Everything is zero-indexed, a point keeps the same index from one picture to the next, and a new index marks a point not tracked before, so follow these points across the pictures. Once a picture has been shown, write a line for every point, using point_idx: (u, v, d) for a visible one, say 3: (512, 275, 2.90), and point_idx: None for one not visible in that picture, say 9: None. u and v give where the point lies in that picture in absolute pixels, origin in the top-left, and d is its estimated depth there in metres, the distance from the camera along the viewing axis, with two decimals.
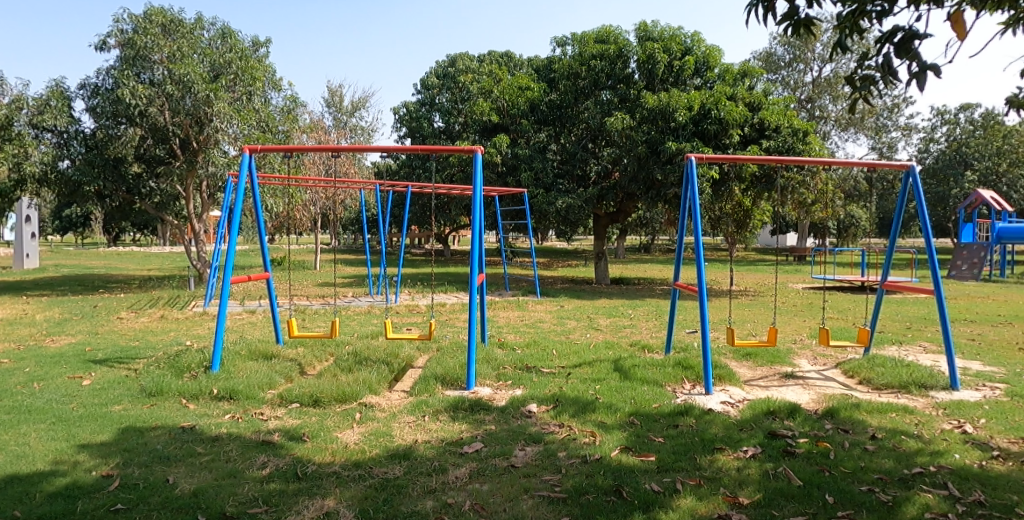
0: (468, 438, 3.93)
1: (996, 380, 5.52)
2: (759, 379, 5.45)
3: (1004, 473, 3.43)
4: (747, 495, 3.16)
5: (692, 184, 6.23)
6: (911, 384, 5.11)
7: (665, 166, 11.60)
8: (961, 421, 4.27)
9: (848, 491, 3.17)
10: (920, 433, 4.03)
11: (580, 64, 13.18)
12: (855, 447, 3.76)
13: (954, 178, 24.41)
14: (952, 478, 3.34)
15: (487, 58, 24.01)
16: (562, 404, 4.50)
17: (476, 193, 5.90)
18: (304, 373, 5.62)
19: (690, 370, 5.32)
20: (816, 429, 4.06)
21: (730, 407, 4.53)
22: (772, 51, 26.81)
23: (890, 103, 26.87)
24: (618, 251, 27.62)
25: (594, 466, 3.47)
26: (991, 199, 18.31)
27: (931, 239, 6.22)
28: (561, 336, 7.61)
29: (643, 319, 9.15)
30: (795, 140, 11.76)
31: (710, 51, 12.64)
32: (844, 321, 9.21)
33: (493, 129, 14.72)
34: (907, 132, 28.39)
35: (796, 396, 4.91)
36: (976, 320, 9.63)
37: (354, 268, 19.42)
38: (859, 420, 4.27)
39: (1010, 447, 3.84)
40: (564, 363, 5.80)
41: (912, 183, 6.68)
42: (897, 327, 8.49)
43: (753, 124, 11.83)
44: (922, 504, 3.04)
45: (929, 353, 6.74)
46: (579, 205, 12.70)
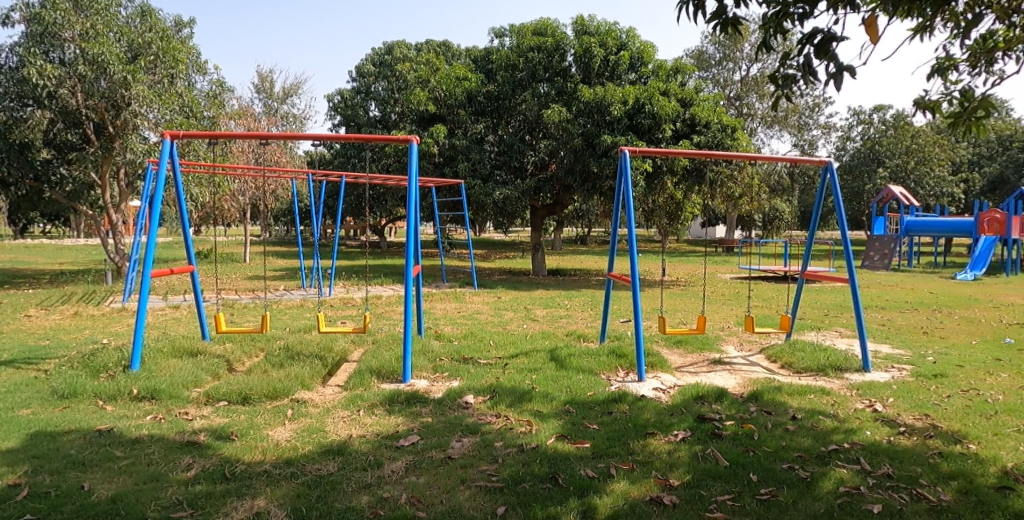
0: (404, 431, 3.89)
1: (902, 362, 5.93)
2: (688, 366, 5.65)
3: (909, 447, 3.68)
4: (677, 476, 3.27)
5: (626, 177, 6.30)
6: (828, 367, 5.42)
7: (600, 158, 11.78)
8: (872, 400, 4.56)
9: (771, 470, 3.32)
10: (836, 413, 4.27)
11: (518, 56, 13.23)
12: (777, 428, 3.95)
13: (868, 174, 25.95)
14: (863, 453, 3.56)
15: (425, 47, 23.79)
16: (499, 394, 4.52)
17: (412, 184, 5.72)
18: (232, 370, 5.42)
19: (623, 358, 5.44)
20: (741, 412, 4.23)
21: (662, 393, 4.68)
22: (703, 49, 27.73)
23: (811, 102, 28.30)
24: (554, 243, 28.12)
25: (530, 454, 3.51)
26: (900, 195, 19.62)
27: (845, 229, 6.55)
28: (497, 327, 7.66)
29: (578, 310, 9.31)
30: (724, 135, 12.18)
31: (645, 48, 12.91)
32: (768, 310, 9.63)
33: (430, 118, 14.63)
34: (826, 130, 29.84)
35: (723, 381, 5.10)
36: (887, 307, 10.29)
37: (287, 261, 18.91)
38: (781, 402, 4.48)
39: (915, 423, 4.12)
40: (501, 353, 5.83)
41: (831, 177, 6.99)
42: (815, 313, 8.98)
43: (685, 120, 12.22)
44: (837, 478, 3.23)
45: (845, 338, 7.17)
46: (516, 196, 12.74)
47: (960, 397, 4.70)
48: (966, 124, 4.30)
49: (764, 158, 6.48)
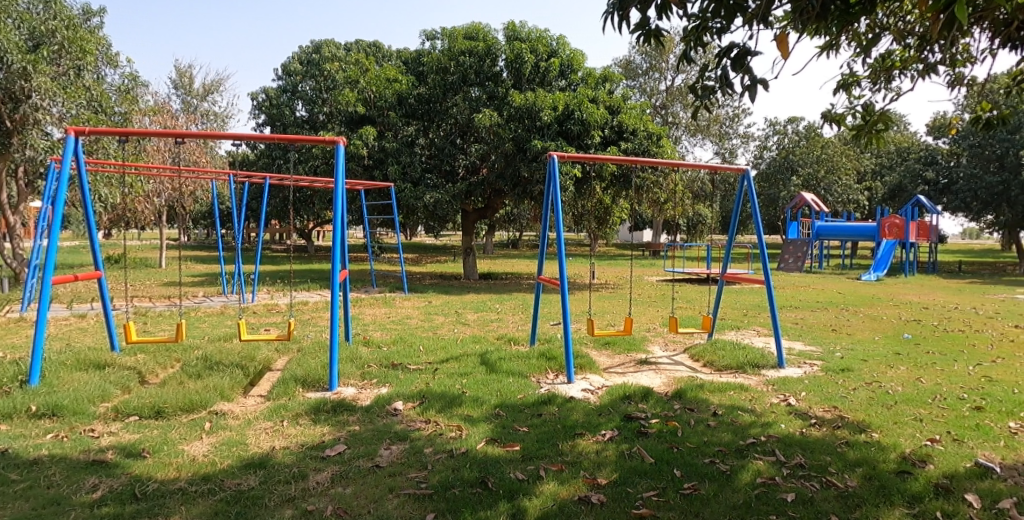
0: (330, 441, 3.78)
1: (814, 358, 6.28)
2: (616, 367, 5.77)
3: (819, 438, 3.90)
4: (605, 475, 3.33)
5: (555, 182, 6.39)
6: (746, 365, 5.67)
7: (530, 163, 11.91)
8: (786, 395, 4.80)
9: (693, 464, 3.44)
10: (753, 408, 4.47)
11: (449, 59, 13.17)
12: (699, 424, 4.09)
13: (783, 182, 27.40)
14: (779, 445, 3.74)
15: (355, 47, 23.34)
16: (429, 400, 4.48)
17: (339, 188, 5.58)
18: (144, 383, 5.12)
19: (553, 360, 5.50)
20: (666, 410, 4.36)
21: (591, 394, 4.76)
22: (631, 59, 28.48)
23: (732, 112, 29.60)
24: (486, 247, 28.16)
25: (460, 460, 3.49)
26: (812, 201, 20.83)
27: (761, 233, 6.89)
28: (428, 332, 7.59)
29: (509, 313, 9.35)
30: (650, 143, 12.57)
31: (574, 55, 13.17)
32: (691, 310, 9.99)
33: (359, 120, 14.34)
34: (745, 139, 31.27)
35: (649, 380, 5.25)
36: (800, 307, 10.89)
37: (206, 266, 18.07)
38: (702, 399, 4.65)
39: (825, 415, 4.37)
40: (431, 358, 5.78)
41: (748, 184, 7.34)
42: (735, 314, 9.38)
43: (613, 127, 12.52)
44: (754, 470, 3.38)
45: (762, 336, 7.53)
46: (448, 200, 12.68)
47: (865, 390, 5.03)
48: (867, 136, 4.65)
49: (686, 165, 6.72)
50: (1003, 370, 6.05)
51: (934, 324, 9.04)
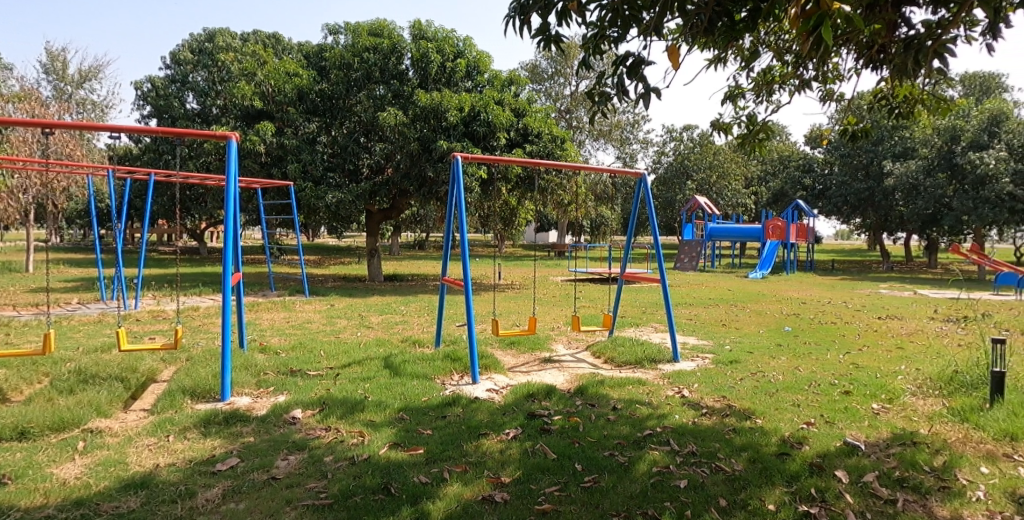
0: (222, 455, 3.58)
1: (705, 351, 6.66)
2: (521, 366, 5.85)
3: (709, 426, 4.13)
4: (508, 474, 3.36)
5: (459, 183, 6.40)
6: (644, 360, 5.92)
7: (436, 164, 11.84)
8: (680, 387, 5.05)
9: (593, 458, 3.54)
10: (650, 400, 4.67)
11: (353, 56, 12.84)
12: (600, 419, 4.22)
13: (679, 186, 28.80)
14: (673, 435, 3.93)
15: (252, 38, 22.25)
16: (329, 406, 4.34)
17: (232, 187, 5.30)
18: (5, 401, 4.62)
19: (458, 361, 5.48)
20: (568, 406, 4.47)
21: (495, 394, 4.79)
22: (537, 63, 28.95)
23: (632, 118, 30.77)
24: (391, 248, 27.69)
25: (362, 467, 3.41)
26: (704, 204, 22.03)
27: (658, 234, 7.20)
28: (330, 336, 7.36)
29: (415, 315, 9.24)
30: (554, 146, 12.85)
31: (481, 57, 13.21)
32: (594, 309, 10.30)
33: (256, 115, 13.62)
34: (645, 144, 32.60)
35: (553, 378, 5.36)
36: (694, 304, 11.49)
37: (82, 270, 16.59)
38: (603, 394, 4.80)
39: (715, 404, 4.64)
40: (332, 364, 5.61)
41: (646, 188, 7.66)
42: (635, 311, 9.77)
43: (518, 129, 12.69)
44: (650, 460, 3.53)
45: (659, 332, 7.89)
46: (350, 200, 12.34)
47: (750, 379, 5.38)
48: (751, 143, 5.00)
49: (587, 168, 6.93)
50: (868, 357, 6.68)
51: (811, 317, 9.84)
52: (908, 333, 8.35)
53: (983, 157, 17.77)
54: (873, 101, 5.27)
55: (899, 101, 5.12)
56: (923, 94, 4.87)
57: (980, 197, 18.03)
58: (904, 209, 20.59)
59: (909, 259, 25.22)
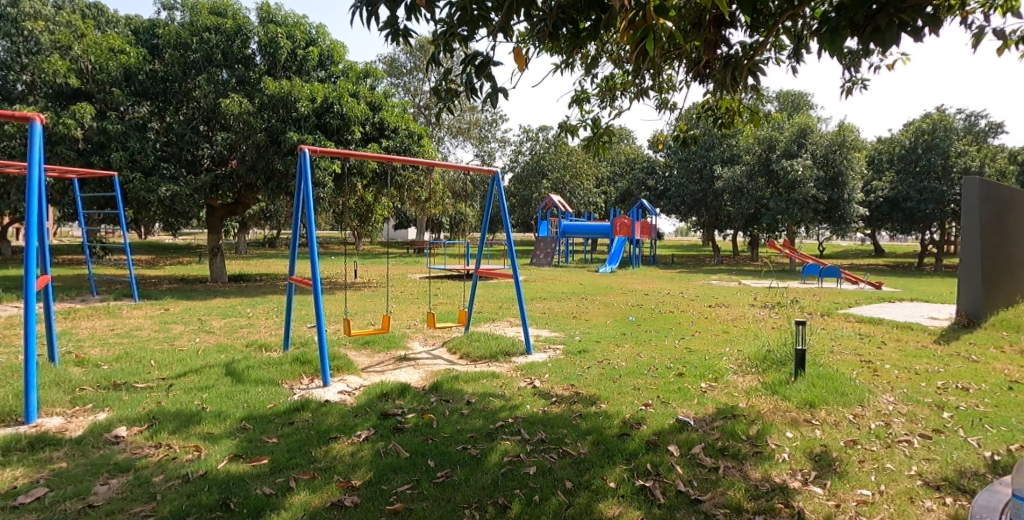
0: (25, 486, 3.15)
1: (557, 342, 6.97)
2: (375, 365, 5.74)
3: (558, 413, 4.33)
4: (359, 476, 3.29)
5: (308, 178, 6.12)
6: (499, 354, 6.07)
7: (285, 156, 11.23)
8: (532, 378, 5.24)
9: (446, 453, 3.58)
10: (504, 393, 4.80)
11: (190, 35, 11.74)
12: (454, 414, 4.26)
13: (535, 185, 29.79)
14: (524, 424, 4.07)
15: (68, 7, 19.65)
16: (161, 421, 3.98)
17: (41, 176, 4.62)
18: None
19: (308, 364, 5.26)
20: (422, 403, 4.46)
21: (347, 396, 4.66)
22: (396, 57, 28.45)
23: (491, 117, 31.27)
24: (238, 247, 25.88)
25: (198, 483, 3.17)
26: (559, 202, 22.94)
27: (511, 230, 7.39)
28: (163, 344, 6.73)
29: (262, 317, 8.72)
30: (411, 142, 12.74)
31: (335, 46, 12.77)
32: (451, 306, 10.37)
33: (72, 95, 11.96)
34: (502, 143, 33.24)
35: (408, 376, 5.32)
36: (548, 298, 11.96)
37: None
38: (458, 389, 4.86)
39: (564, 392, 4.87)
40: (165, 374, 5.14)
41: (499, 186, 7.83)
42: (491, 307, 9.98)
43: (373, 124, 12.39)
44: (502, 450, 3.64)
45: (514, 326, 8.12)
46: (187, 194, 11.34)
47: (597, 367, 5.72)
48: (596, 145, 5.30)
49: (442, 165, 6.90)
50: (699, 341, 7.38)
51: (652, 307, 10.66)
52: (732, 319, 9.32)
53: (794, 164, 20.28)
54: (701, 111, 5.80)
55: (723, 112, 5.67)
56: (742, 107, 5.46)
57: (791, 199, 20.57)
58: (731, 208, 22.85)
59: (735, 253, 28.06)
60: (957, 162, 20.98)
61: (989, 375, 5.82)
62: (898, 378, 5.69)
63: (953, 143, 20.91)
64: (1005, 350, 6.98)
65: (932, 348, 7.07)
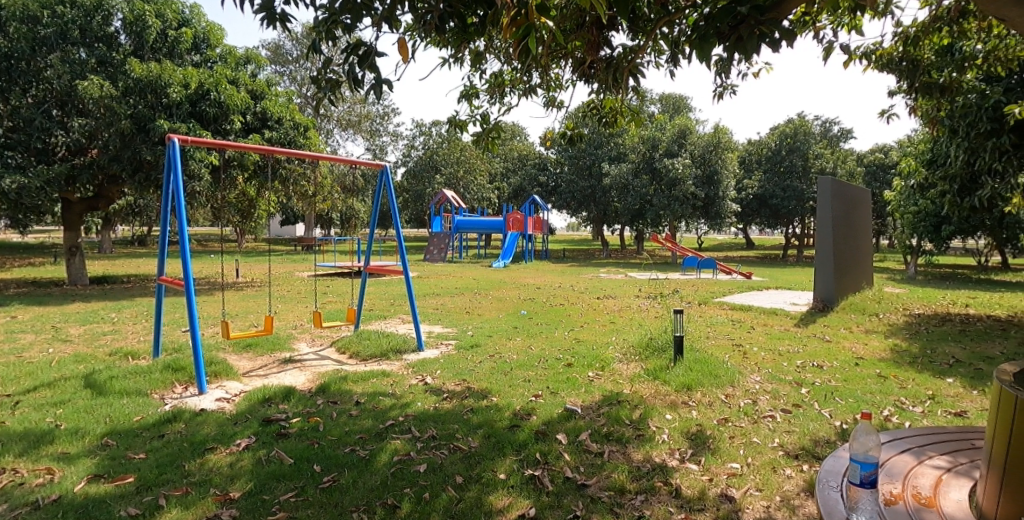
0: None
1: (449, 338, 6.96)
2: (257, 369, 5.45)
3: (449, 409, 4.33)
4: (238, 488, 3.13)
5: (177, 170, 5.68)
6: (389, 352, 5.97)
7: (155, 146, 10.38)
8: (424, 375, 5.20)
9: (333, 456, 3.48)
10: (394, 391, 4.73)
11: (40, 7, 10.51)
12: (341, 415, 4.15)
13: (428, 180, 29.82)
14: (414, 422, 4.03)
15: None
16: (4, 443, 3.57)
17: None
18: None
19: (181, 371, 4.91)
20: (308, 406, 4.30)
21: (226, 404, 4.39)
22: (280, 44, 27.17)
23: (382, 110, 30.62)
24: (101, 246, 23.66)
25: (49, 510, 2.88)
26: (452, 198, 22.87)
27: (400, 225, 7.27)
28: (9, 356, 6.03)
29: (129, 322, 8.03)
30: (297, 133, 12.43)
31: (212, 29, 11.97)
32: (340, 304, 10.08)
33: None
34: (394, 138, 32.64)
35: (293, 379, 5.11)
36: (441, 293, 11.92)
37: None
38: (346, 390, 4.72)
39: (456, 388, 4.87)
40: (10, 389, 4.60)
41: (387, 180, 7.67)
42: (382, 304, 9.80)
43: (255, 113, 11.74)
44: (391, 450, 3.58)
45: (405, 323, 8.02)
46: (37, 186, 10.12)
47: (488, 361, 5.78)
48: (485, 141, 5.35)
49: (327, 158, 6.64)
50: (587, 332, 7.64)
51: (543, 300, 10.90)
52: (618, 310, 9.73)
53: (674, 163, 21.50)
54: (586, 110, 6.00)
55: (606, 112, 5.89)
56: (625, 107, 5.69)
57: (672, 195, 21.78)
58: (618, 204, 23.80)
59: (622, 247, 29.29)
60: (815, 163, 22.97)
61: (839, 353, 6.47)
62: (764, 359, 6.19)
63: (811, 147, 22.97)
64: (852, 331, 7.80)
65: (792, 331, 7.75)
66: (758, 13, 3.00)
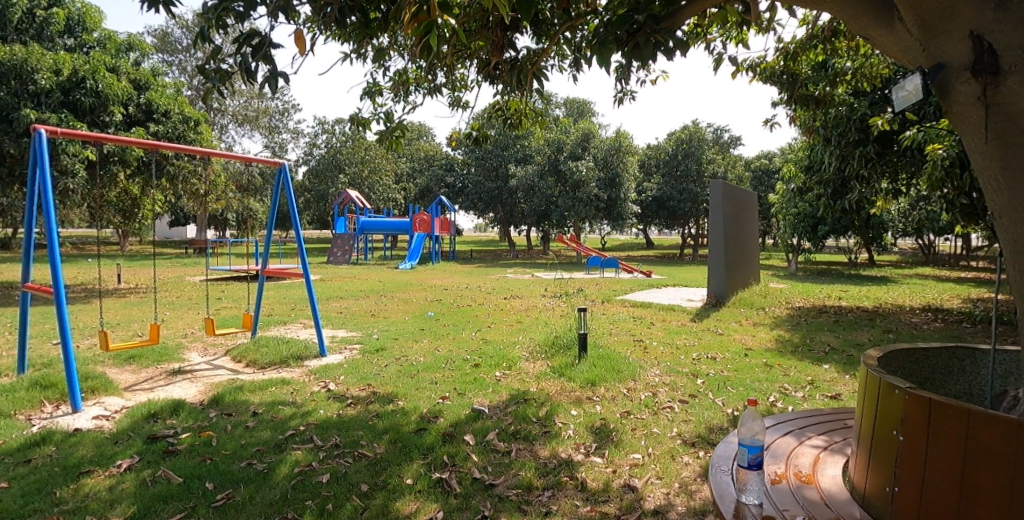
0: None
1: (353, 342, 6.77)
2: (141, 383, 5.05)
3: (354, 416, 4.21)
4: (119, 513, 2.88)
5: (44, 164, 5.15)
6: (289, 358, 5.73)
7: (20, 139, 9.39)
8: (326, 381, 5.02)
9: (228, 472, 3.29)
10: (294, 400, 4.54)
11: None
12: (237, 428, 3.93)
13: (331, 179, 28.82)
14: (316, 431, 3.88)
15: None
16: None
17: None
18: None
19: (52, 388, 4.47)
20: (200, 420, 4.04)
21: (105, 421, 4.05)
22: (169, 31, 25.45)
23: (281, 106, 29.36)
24: None
25: None
26: (357, 198, 22.30)
27: (300, 226, 6.98)
28: None
29: None
30: (186, 128, 11.58)
31: (88, 11, 10.98)
32: (236, 310, 9.56)
33: None
34: (295, 135, 31.39)
35: (182, 392, 4.78)
36: (346, 296, 11.58)
37: None
38: (242, 401, 4.48)
39: (360, 393, 4.75)
40: None
41: (286, 179, 7.34)
42: (282, 309, 9.39)
43: (138, 105, 10.91)
44: (292, 461, 3.43)
45: (307, 328, 7.72)
46: None
47: (394, 364, 5.67)
48: (389, 140, 5.24)
49: (220, 154, 6.26)
50: (494, 332, 7.68)
51: (450, 301, 10.86)
52: (525, 310, 9.86)
53: (578, 166, 22.09)
54: (492, 111, 6.02)
55: (511, 113, 5.93)
56: (529, 109, 5.77)
57: (577, 197, 22.37)
58: (524, 205, 24.12)
59: (529, 248, 29.74)
60: (707, 168, 24.35)
61: (730, 345, 6.89)
62: (663, 353, 6.48)
63: (704, 152, 24.33)
64: (742, 324, 8.32)
65: (689, 326, 8.16)
66: (653, 22, 3.11)
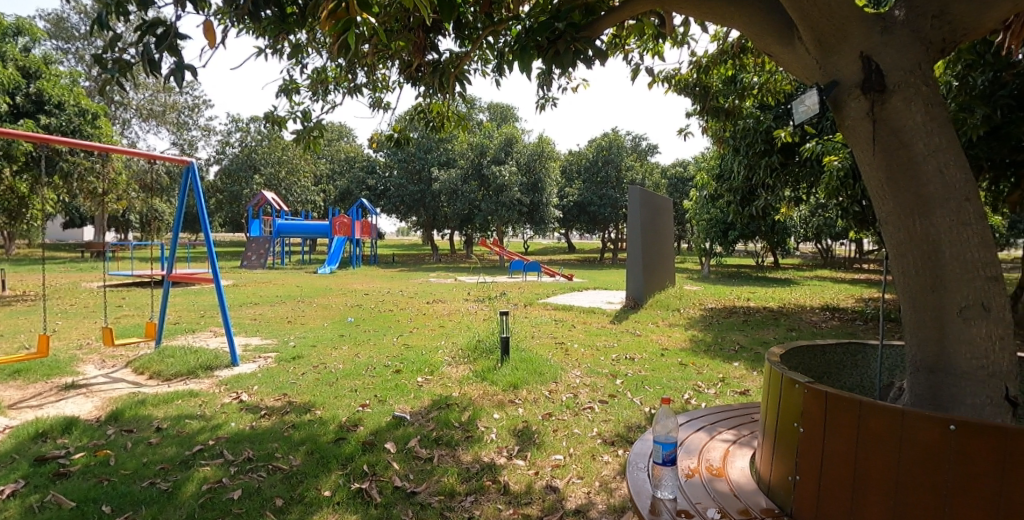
0: None
1: (268, 350, 6.51)
2: (27, 399, 4.64)
3: (268, 427, 4.04)
4: None
5: None
6: (198, 369, 5.43)
7: None
8: (238, 392, 4.80)
9: (128, 493, 3.07)
10: (203, 412, 4.30)
11: None
12: (138, 445, 3.67)
13: (245, 180, 27.60)
14: (227, 445, 3.70)
15: None
16: None
17: None
18: None
19: None
20: (96, 438, 3.76)
21: None
22: (64, 17, 23.65)
23: (191, 101, 27.88)
24: None
25: None
26: (273, 199, 21.48)
27: (210, 229, 6.64)
28: None
29: None
30: (82, 120, 10.78)
31: None
32: (138, 318, 8.97)
33: None
34: (206, 132, 29.87)
35: (76, 408, 4.43)
36: (260, 302, 11.11)
37: None
38: (144, 415, 4.20)
39: (275, 404, 4.56)
40: None
41: (194, 178, 6.96)
42: (190, 316, 8.89)
43: (27, 94, 10.05)
44: (199, 479, 3.25)
45: (217, 337, 7.35)
46: None
47: (312, 373, 5.49)
48: (307, 140, 5.07)
49: (121, 152, 5.86)
50: (416, 337, 7.59)
51: (371, 307, 10.62)
52: (448, 314, 9.80)
53: (501, 170, 22.24)
54: (414, 113, 5.95)
55: (434, 116, 5.89)
56: (452, 112, 5.74)
57: (500, 201, 22.50)
58: (447, 209, 24.00)
59: (452, 252, 29.61)
60: (626, 174, 25.11)
61: (647, 345, 7.11)
62: (583, 355, 6.61)
63: (623, 159, 25.07)
64: (658, 325, 8.62)
65: (608, 328, 8.36)
66: (573, 30, 3.16)
